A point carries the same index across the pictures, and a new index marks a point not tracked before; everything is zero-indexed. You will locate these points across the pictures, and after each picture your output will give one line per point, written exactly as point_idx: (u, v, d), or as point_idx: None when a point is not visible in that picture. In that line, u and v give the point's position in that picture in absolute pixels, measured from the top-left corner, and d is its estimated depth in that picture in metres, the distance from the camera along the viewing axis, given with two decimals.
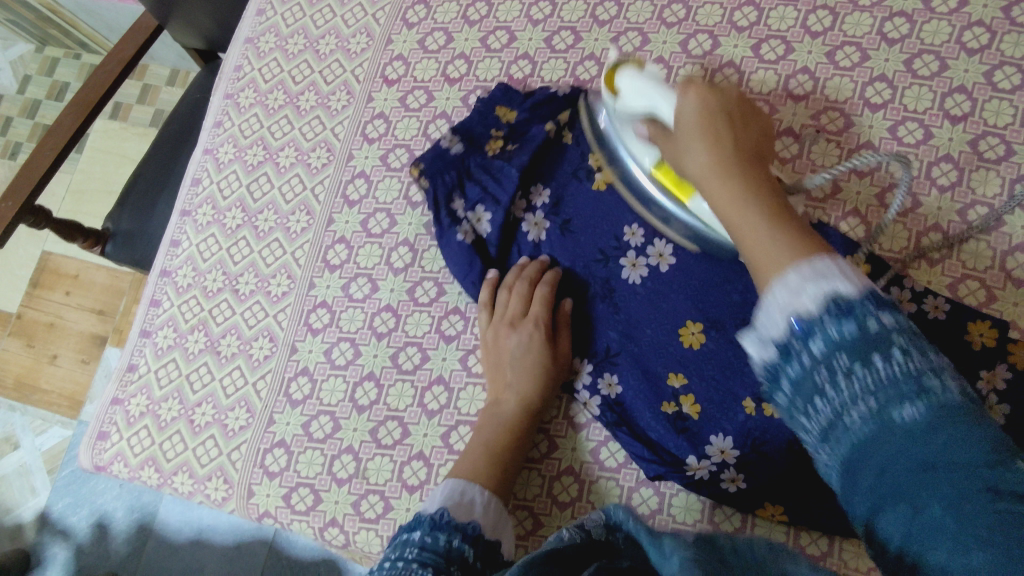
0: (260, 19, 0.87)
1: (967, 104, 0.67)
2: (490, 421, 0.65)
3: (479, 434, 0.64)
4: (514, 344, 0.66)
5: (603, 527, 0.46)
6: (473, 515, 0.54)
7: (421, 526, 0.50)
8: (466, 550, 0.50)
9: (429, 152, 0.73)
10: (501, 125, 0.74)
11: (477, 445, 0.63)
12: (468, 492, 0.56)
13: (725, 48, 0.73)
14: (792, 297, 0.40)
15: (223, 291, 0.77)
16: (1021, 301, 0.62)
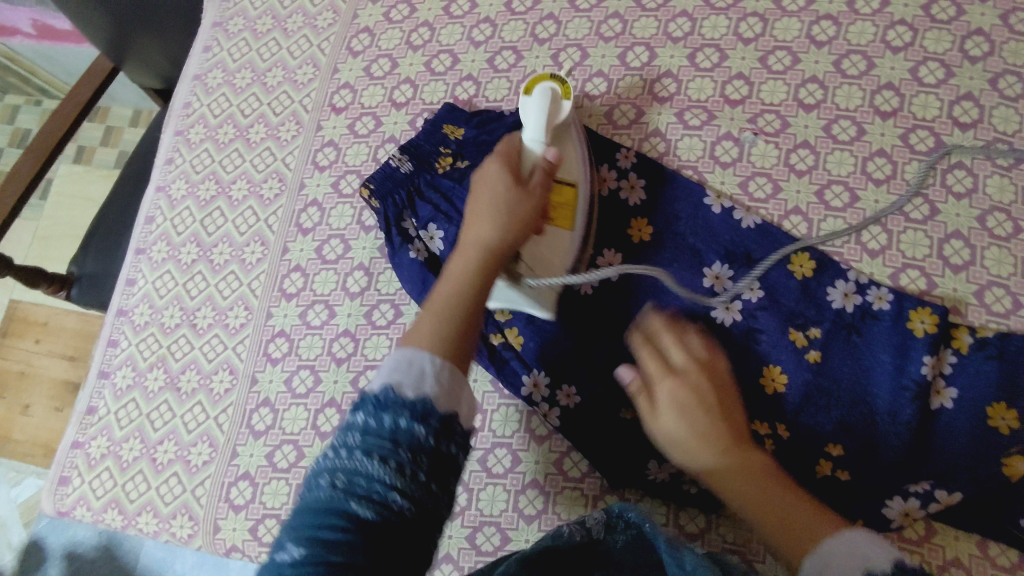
0: (206, 56, 0.88)
1: (895, 100, 0.69)
2: (459, 258, 0.55)
3: (446, 284, 0.53)
4: (502, 191, 0.57)
5: (603, 525, 0.53)
6: (425, 391, 0.44)
7: (364, 405, 0.44)
8: (414, 431, 0.42)
9: (378, 171, 0.72)
10: (449, 141, 0.73)
11: (440, 299, 0.51)
12: (421, 361, 0.45)
13: (662, 59, 0.75)
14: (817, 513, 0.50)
15: (180, 327, 0.77)
16: (961, 286, 0.63)
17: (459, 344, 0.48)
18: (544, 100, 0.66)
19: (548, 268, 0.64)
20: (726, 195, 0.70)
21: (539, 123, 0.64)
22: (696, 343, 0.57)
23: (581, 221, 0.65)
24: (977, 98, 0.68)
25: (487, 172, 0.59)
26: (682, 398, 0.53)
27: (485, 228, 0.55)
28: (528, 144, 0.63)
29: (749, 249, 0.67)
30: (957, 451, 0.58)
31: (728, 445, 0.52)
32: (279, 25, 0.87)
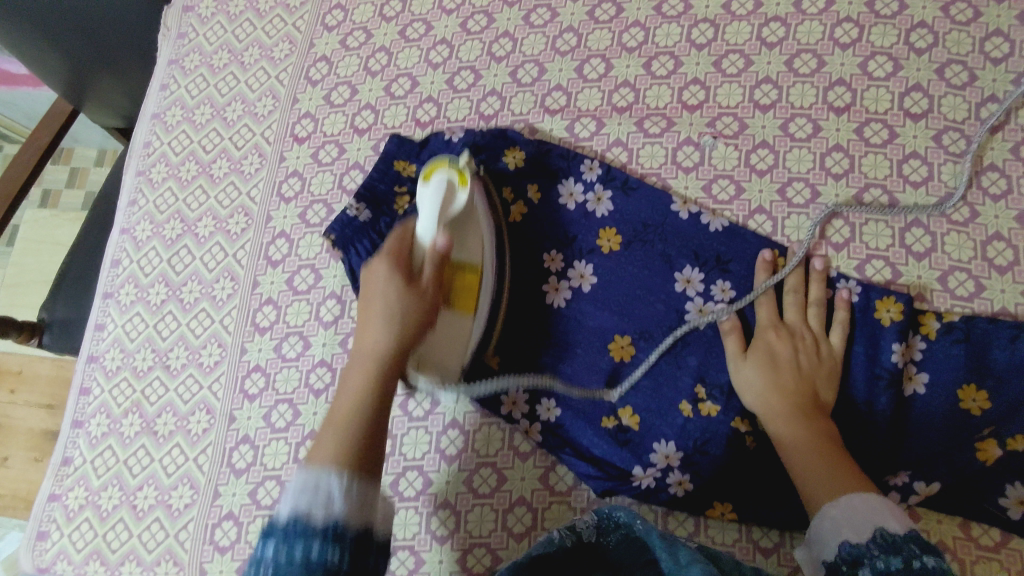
0: (164, 94, 0.87)
1: (848, 95, 0.71)
2: (357, 371, 0.57)
3: (348, 398, 0.55)
4: (394, 296, 0.58)
5: (594, 528, 0.54)
6: (334, 512, 0.48)
7: (275, 535, 0.47)
8: (328, 555, 0.46)
9: (335, 222, 0.71)
10: (403, 180, 0.74)
11: (340, 412, 0.55)
12: (325, 482, 0.49)
13: (618, 70, 0.76)
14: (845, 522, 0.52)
15: (153, 369, 0.76)
16: (925, 273, 0.64)
17: (363, 453, 0.52)
18: (438, 194, 0.60)
19: (442, 361, 0.64)
20: (691, 200, 0.71)
21: (431, 215, 0.60)
22: (813, 316, 0.64)
23: (482, 309, 0.64)
24: (926, 88, 0.70)
25: (376, 275, 0.60)
26: (752, 370, 0.62)
27: (374, 335, 0.58)
28: (419, 237, 0.61)
29: (718, 252, 0.68)
30: (934, 438, 0.59)
31: (796, 416, 0.59)
32: (236, 59, 0.86)
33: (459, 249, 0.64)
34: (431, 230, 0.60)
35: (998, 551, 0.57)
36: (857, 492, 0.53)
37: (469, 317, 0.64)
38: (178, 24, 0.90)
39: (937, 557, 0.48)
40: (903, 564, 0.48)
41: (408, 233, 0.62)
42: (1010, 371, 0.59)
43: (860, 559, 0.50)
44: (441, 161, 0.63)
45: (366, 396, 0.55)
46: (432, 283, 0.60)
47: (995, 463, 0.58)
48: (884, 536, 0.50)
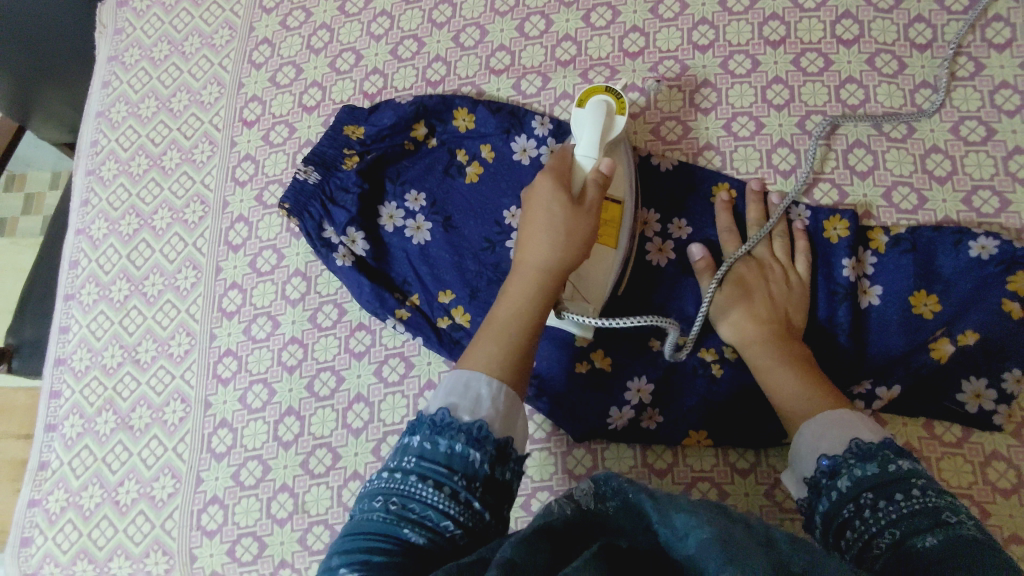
0: (106, 92, 0.87)
1: (782, 28, 0.72)
2: (511, 294, 0.56)
3: (502, 312, 0.55)
4: (559, 214, 0.58)
5: (592, 496, 0.45)
6: (481, 414, 0.47)
7: (421, 428, 0.47)
8: (471, 453, 0.45)
9: (288, 189, 0.73)
10: (352, 143, 0.74)
11: (500, 317, 0.55)
12: (476, 385, 0.49)
13: (558, 25, 0.77)
14: (824, 433, 0.52)
15: (124, 364, 0.76)
16: (870, 191, 0.67)
17: (511, 374, 0.51)
18: (597, 116, 0.62)
19: (592, 289, 0.62)
20: (640, 144, 0.72)
21: (591, 137, 0.62)
22: (780, 249, 0.65)
23: (623, 240, 0.63)
24: (855, 15, 0.72)
25: (537, 190, 0.60)
26: (725, 302, 0.63)
27: (540, 249, 0.57)
28: (579, 161, 0.62)
29: (672, 192, 0.69)
30: (891, 343, 0.61)
31: (773, 341, 0.60)
32: (176, 50, 0.86)
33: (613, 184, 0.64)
34: (592, 155, 0.62)
35: (960, 445, 0.60)
36: (832, 410, 0.53)
37: (611, 248, 0.63)
38: (114, 21, 0.89)
39: (910, 459, 0.48)
40: (879, 469, 0.48)
41: (567, 158, 0.62)
42: (957, 273, 0.61)
43: (838, 469, 0.50)
44: (597, 88, 0.65)
45: (529, 314, 0.55)
46: (597, 202, 0.59)
47: (948, 360, 0.60)
48: (860, 445, 0.50)
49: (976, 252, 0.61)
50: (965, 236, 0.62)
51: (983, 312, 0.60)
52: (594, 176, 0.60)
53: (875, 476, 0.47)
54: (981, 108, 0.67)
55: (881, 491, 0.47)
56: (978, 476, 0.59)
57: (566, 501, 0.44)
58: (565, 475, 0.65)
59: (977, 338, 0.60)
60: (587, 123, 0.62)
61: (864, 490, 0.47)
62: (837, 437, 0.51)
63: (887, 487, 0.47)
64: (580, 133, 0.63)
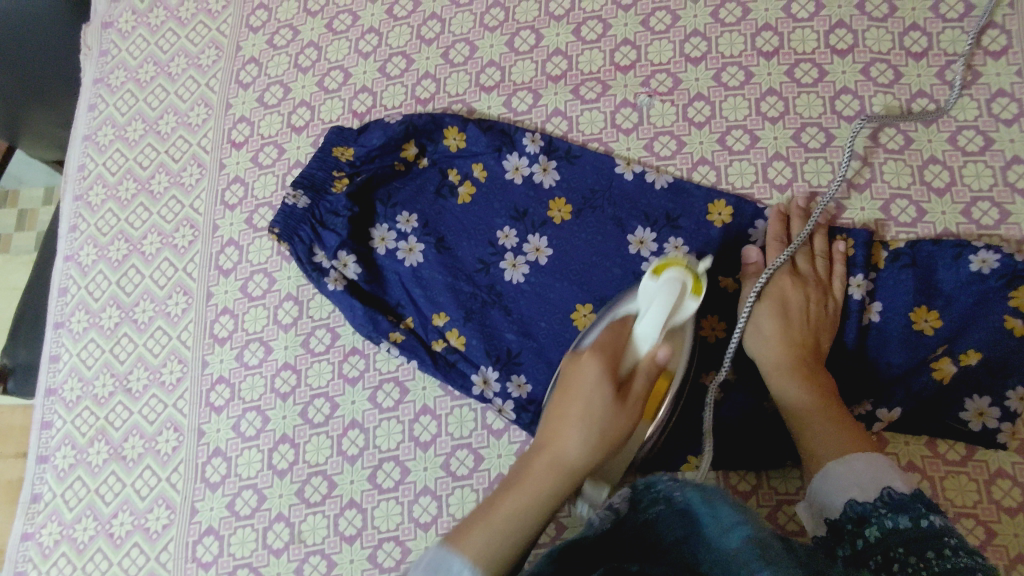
0: (92, 115, 0.86)
1: (776, 39, 0.71)
2: (527, 483, 0.54)
3: (513, 497, 0.53)
4: (598, 403, 0.54)
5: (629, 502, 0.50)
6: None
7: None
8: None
9: (277, 213, 0.72)
10: (342, 164, 0.73)
11: (506, 505, 0.53)
12: (450, 571, 0.48)
13: (549, 39, 0.76)
14: (855, 474, 0.52)
15: (115, 394, 0.75)
16: (869, 205, 0.66)
17: (503, 573, 0.50)
18: (667, 301, 0.52)
19: (610, 474, 0.58)
20: (634, 160, 0.71)
21: (659, 323, 0.53)
22: (823, 270, 0.64)
23: (662, 412, 0.58)
24: (849, 24, 0.71)
25: (586, 368, 0.55)
26: (765, 324, 0.62)
27: (571, 443, 0.54)
28: (636, 338, 0.54)
29: (667, 210, 0.68)
30: (896, 361, 0.60)
31: (803, 370, 0.59)
32: (162, 70, 0.85)
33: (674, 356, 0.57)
34: (652, 336, 0.54)
35: (964, 464, 0.59)
36: (862, 451, 0.54)
37: (649, 420, 0.58)
38: (98, 42, 0.88)
39: (944, 517, 0.47)
40: (911, 522, 0.47)
41: (626, 331, 0.55)
42: (957, 288, 0.60)
43: (866, 517, 0.50)
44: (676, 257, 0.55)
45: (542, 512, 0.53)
46: (641, 394, 0.55)
47: (951, 379, 0.59)
48: (891, 494, 0.50)
49: (976, 266, 0.60)
50: (966, 249, 0.61)
51: (984, 331, 0.59)
52: (647, 364, 0.55)
53: (905, 529, 0.47)
54: (979, 118, 0.66)
55: (911, 546, 0.46)
56: (983, 494, 0.58)
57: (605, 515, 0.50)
58: None
59: (979, 358, 0.59)
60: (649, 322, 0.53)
61: (894, 544, 0.47)
62: (872, 478, 0.52)
63: (918, 541, 0.46)
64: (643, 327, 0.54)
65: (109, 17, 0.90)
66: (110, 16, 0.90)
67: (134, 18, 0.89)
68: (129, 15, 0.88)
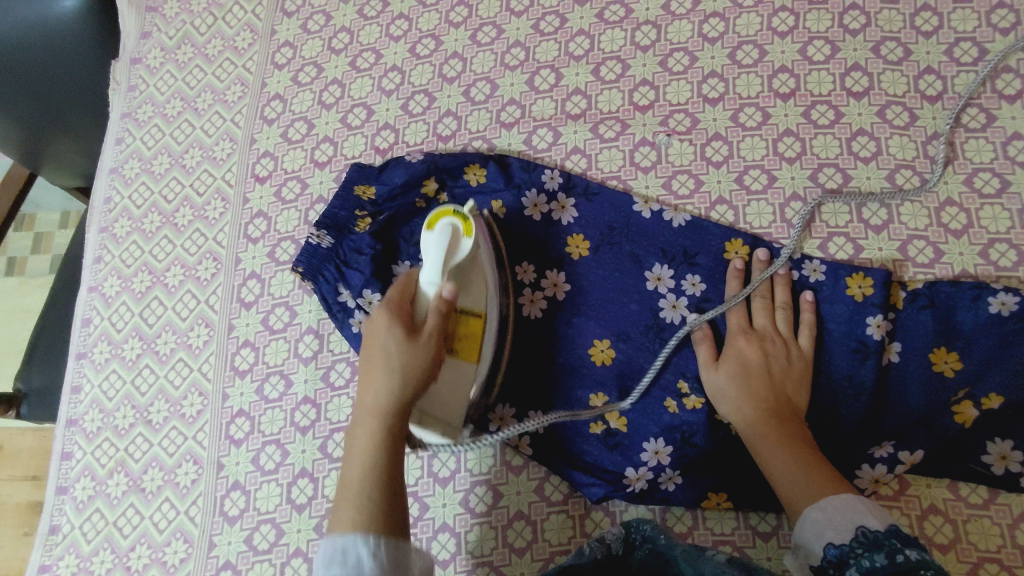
0: (120, 148, 0.88)
1: (792, 81, 0.73)
2: (361, 437, 0.56)
3: (355, 460, 0.55)
4: (393, 344, 0.58)
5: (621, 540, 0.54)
6: (366, 575, 0.49)
7: None
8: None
9: (301, 253, 0.73)
10: (364, 203, 0.74)
11: (365, 399, 0.58)
12: (353, 546, 0.50)
13: (569, 79, 0.78)
14: (829, 519, 0.52)
15: (135, 426, 0.75)
16: (886, 245, 0.66)
17: (388, 517, 0.53)
18: (443, 242, 0.61)
19: (441, 414, 0.62)
20: (652, 198, 0.72)
21: (437, 265, 0.60)
22: (781, 318, 0.65)
23: (485, 352, 0.64)
24: (865, 67, 0.72)
25: (377, 323, 0.60)
26: (723, 380, 0.62)
27: (380, 392, 0.57)
28: (423, 288, 0.61)
29: (684, 247, 0.69)
30: (915, 403, 0.60)
31: (771, 423, 0.59)
32: (189, 106, 0.87)
33: (465, 298, 0.63)
34: (435, 281, 0.60)
35: (987, 507, 0.58)
36: (832, 493, 0.54)
37: (474, 363, 0.63)
38: (127, 77, 0.90)
39: (918, 548, 0.47)
40: (887, 558, 0.47)
41: (410, 287, 0.62)
42: (977, 330, 0.61)
43: (845, 559, 0.50)
44: (447, 207, 0.63)
45: (381, 445, 0.55)
46: (437, 329, 0.59)
47: (972, 422, 0.59)
48: (866, 535, 0.50)
49: (995, 308, 0.61)
50: (985, 292, 0.61)
51: (1006, 373, 0.59)
52: (436, 307, 0.60)
53: (882, 566, 0.47)
54: (995, 160, 0.67)
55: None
56: (1007, 539, 0.57)
57: (598, 545, 0.52)
58: (584, 539, 0.64)
59: (1002, 401, 0.59)
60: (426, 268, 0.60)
61: None
62: (850, 516, 0.52)
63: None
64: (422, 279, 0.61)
65: (139, 54, 0.92)
66: (139, 53, 0.92)
67: (163, 55, 0.91)
68: (158, 51, 0.90)
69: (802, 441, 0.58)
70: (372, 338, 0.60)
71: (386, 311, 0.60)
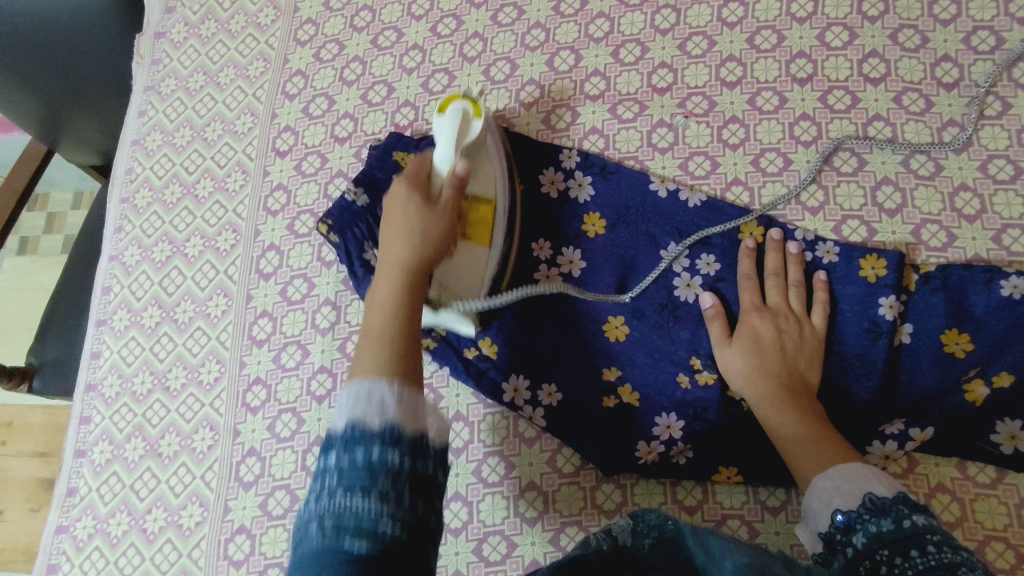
0: (142, 120, 0.89)
1: (810, 66, 0.73)
2: (386, 282, 0.57)
3: (374, 307, 0.56)
4: (413, 212, 0.60)
5: (629, 530, 0.50)
6: (389, 417, 0.45)
7: (334, 447, 0.44)
8: (388, 458, 0.43)
9: (334, 205, 0.72)
10: (398, 169, 0.75)
11: (387, 254, 0.59)
12: (377, 391, 0.46)
13: (588, 60, 0.78)
14: (836, 488, 0.53)
15: (153, 391, 0.76)
16: (900, 229, 0.67)
17: (403, 365, 0.50)
18: (454, 123, 0.63)
19: (458, 289, 0.65)
20: (669, 178, 0.73)
21: (449, 144, 0.63)
22: (794, 296, 0.65)
23: (497, 239, 0.67)
24: (882, 54, 0.73)
25: (396, 193, 0.62)
26: (736, 356, 0.63)
27: (404, 248, 0.59)
28: (437, 166, 0.64)
29: (699, 226, 0.69)
30: (926, 382, 0.61)
31: (783, 396, 0.60)
32: (211, 80, 0.88)
33: (475, 180, 0.67)
34: (449, 155, 0.63)
35: (994, 487, 0.59)
36: (843, 464, 0.55)
37: (485, 246, 0.66)
38: (151, 51, 0.92)
39: (925, 514, 0.48)
40: (894, 525, 0.48)
41: (424, 166, 0.64)
42: (988, 312, 0.61)
43: (852, 525, 0.51)
44: (458, 96, 0.66)
45: (394, 302, 0.56)
46: (450, 216, 0.62)
47: (983, 402, 0.60)
48: (872, 500, 0.51)
49: (1007, 291, 0.61)
50: (997, 275, 0.62)
51: (1017, 354, 0.60)
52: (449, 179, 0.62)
53: (889, 532, 0.48)
54: (1009, 147, 0.68)
55: (896, 548, 0.47)
56: (1013, 518, 0.58)
57: (603, 536, 0.49)
58: (595, 510, 0.65)
59: (1013, 381, 0.59)
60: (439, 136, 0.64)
61: (882, 547, 0.48)
62: (855, 484, 0.53)
63: (901, 543, 0.47)
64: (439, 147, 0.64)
65: (162, 28, 0.93)
66: (163, 27, 0.93)
67: (186, 30, 0.92)
68: (181, 27, 0.92)
69: (814, 416, 0.59)
70: (391, 229, 0.62)
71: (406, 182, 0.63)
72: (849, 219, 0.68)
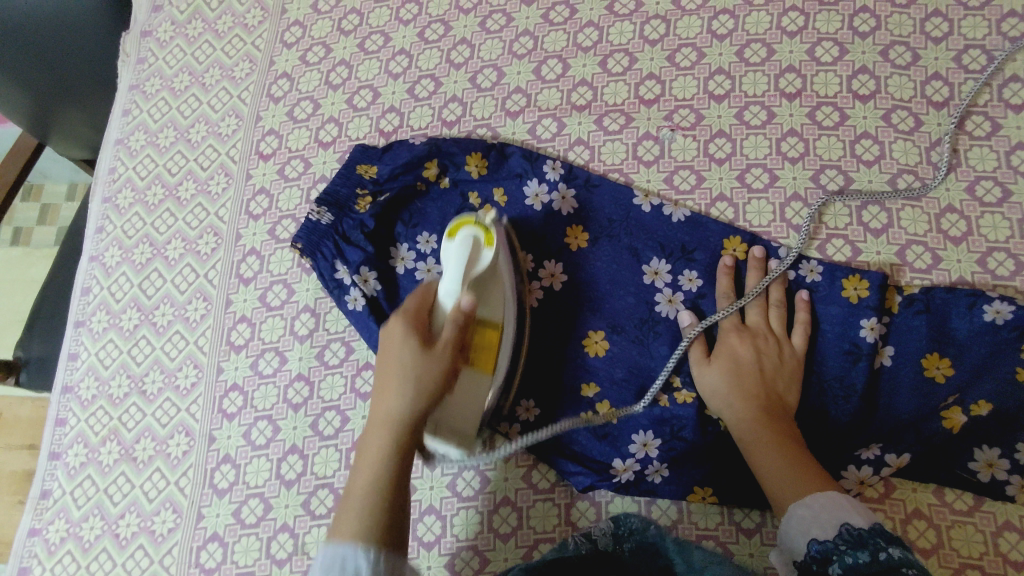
0: (126, 120, 0.88)
1: (799, 81, 0.73)
2: (372, 453, 0.54)
3: (361, 474, 0.54)
4: (408, 356, 0.56)
5: (610, 537, 0.55)
6: None
7: None
8: None
9: (301, 229, 0.73)
10: (365, 181, 0.74)
11: (379, 412, 0.56)
12: (352, 556, 0.48)
13: (575, 69, 0.78)
14: (811, 517, 0.52)
15: (130, 395, 0.76)
16: (884, 250, 0.66)
17: (385, 526, 0.51)
18: (461, 254, 0.60)
19: (460, 423, 0.60)
20: (653, 192, 0.72)
21: (457, 276, 0.60)
22: (775, 317, 0.65)
23: (502, 363, 0.63)
24: (872, 70, 0.72)
25: (385, 379, 0.56)
26: (714, 378, 0.63)
27: (394, 400, 0.55)
28: (441, 300, 0.60)
29: (682, 242, 0.69)
30: (906, 407, 0.60)
31: (759, 418, 0.60)
32: (197, 81, 0.87)
33: (484, 307, 0.62)
34: (455, 292, 0.60)
35: (971, 514, 0.59)
36: (819, 492, 0.54)
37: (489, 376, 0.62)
38: (137, 49, 0.91)
39: (903, 548, 0.47)
40: (870, 557, 0.47)
41: (428, 297, 0.60)
42: (971, 337, 0.61)
43: (828, 556, 0.50)
44: (467, 217, 0.63)
45: (387, 461, 0.53)
46: (451, 341, 0.58)
47: (960, 429, 0.59)
48: (850, 531, 0.50)
49: (990, 316, 0.60)
50: (980, 299, 0.61)
51: (998, 380, 0.59)
52: (453, 315, 0.58)
53: (865, 564, 0.47)
54: (997, 169, 0.67)
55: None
56: (989, 547, 0.58)
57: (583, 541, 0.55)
58: (568, 527, 0.64)
59: (991, 409, 0.59)
60: (449, 283, 0.60)
61: None
62: (833, 513, 0.52)
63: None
64: (449, 275, 0.60)
65: (148, 26, 0.92)
66: (150, 25, 0.92)
67: (173, 29, 0.91)
68: (167, 25, 0.91)
69: (790, 440, 0.58)
70: (389, 342, 0.58)
71: (414, 303, 0.60)
72: (834, 239, 0.67)
